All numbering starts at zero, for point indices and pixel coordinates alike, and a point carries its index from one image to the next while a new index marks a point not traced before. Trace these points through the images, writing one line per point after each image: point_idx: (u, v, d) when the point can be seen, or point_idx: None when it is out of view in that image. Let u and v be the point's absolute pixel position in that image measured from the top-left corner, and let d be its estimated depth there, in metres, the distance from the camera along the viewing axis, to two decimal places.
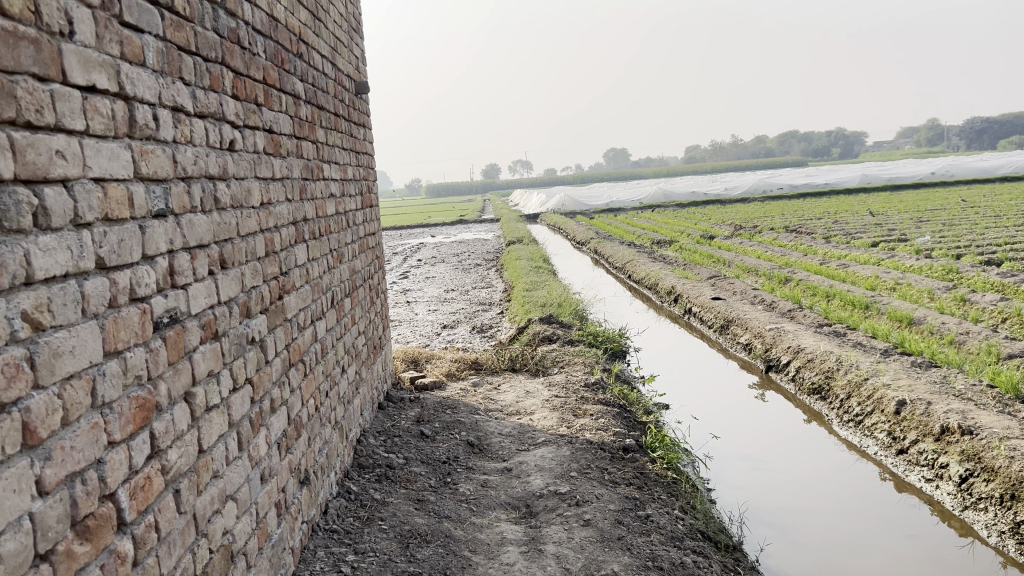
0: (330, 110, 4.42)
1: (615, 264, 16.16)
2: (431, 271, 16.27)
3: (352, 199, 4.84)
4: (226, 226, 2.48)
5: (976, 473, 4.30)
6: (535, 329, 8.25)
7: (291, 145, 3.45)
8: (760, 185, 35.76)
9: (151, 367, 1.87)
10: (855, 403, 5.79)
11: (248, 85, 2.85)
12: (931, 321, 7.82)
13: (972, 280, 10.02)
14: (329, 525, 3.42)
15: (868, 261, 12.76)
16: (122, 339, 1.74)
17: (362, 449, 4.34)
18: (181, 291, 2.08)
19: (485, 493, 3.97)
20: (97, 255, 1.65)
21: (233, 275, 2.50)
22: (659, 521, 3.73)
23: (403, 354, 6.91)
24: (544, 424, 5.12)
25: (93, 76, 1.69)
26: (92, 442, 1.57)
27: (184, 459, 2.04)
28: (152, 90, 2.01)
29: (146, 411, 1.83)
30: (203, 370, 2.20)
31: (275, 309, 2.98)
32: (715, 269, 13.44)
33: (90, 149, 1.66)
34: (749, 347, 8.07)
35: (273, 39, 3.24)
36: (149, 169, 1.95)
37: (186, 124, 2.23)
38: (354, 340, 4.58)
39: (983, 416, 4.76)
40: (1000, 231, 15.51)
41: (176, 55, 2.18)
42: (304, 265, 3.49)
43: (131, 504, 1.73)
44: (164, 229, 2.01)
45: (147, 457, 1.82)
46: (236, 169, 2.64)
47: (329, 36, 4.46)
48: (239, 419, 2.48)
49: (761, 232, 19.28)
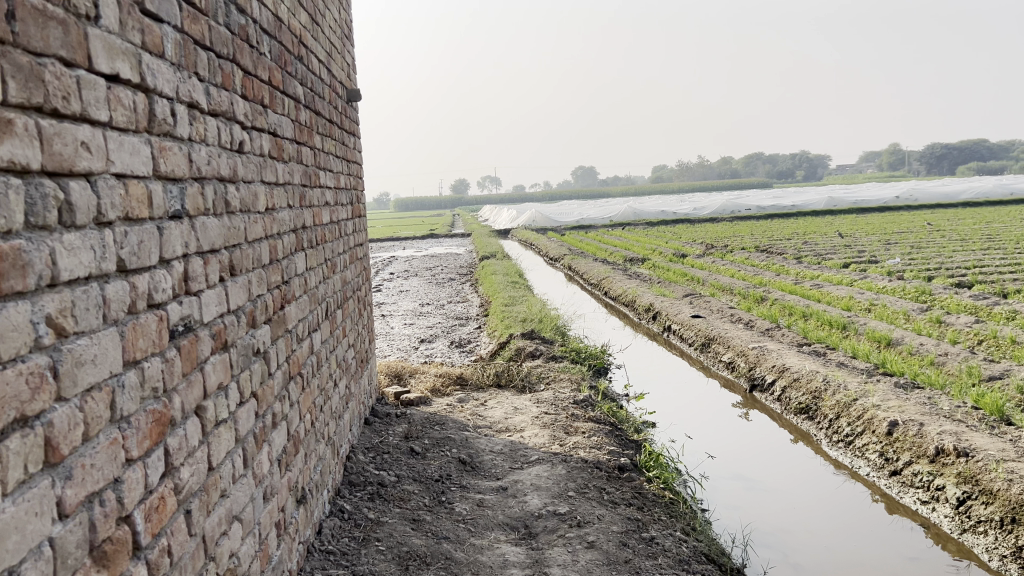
0: (325, 117, 4.30)
1: (590, 281, 16.11)
2: (405, 285, 16.10)
3: (344, 208, 4.70)
4: (235, 231, 2.35)
5: (974, 495, 4.29)
6: (518, 344, 8.15)
7: (292, 150, 3.33)
8: (729, 206, 36.10)
9: (166, 378, 1.74)
10: (845, 423, 5.76)
11: (256, 85, 2.73)
12: (910, 342, 7.84)
13: (945, 302, 10.09)
14: (325, 547, 3.28)
15: (841, 282, 12.86)
16: (140, 348, 1.61)
17: (352, 467, 4.20)
18: (194, 297, 1.96)
19: (482, 513, 3.84)
20: (118, 257, 1.53)
21: (241, 282, 2.37)
22: (664, 543, 3.65)
23: (386, 368, 6.77)
24: (535, 442, 5.01)
25: (116, 65, 1.57)
26: (111, 459, 1.45)
27: (195, 477, 1.91)
28: (171, 84, 1.89)
29: (161, 426, 1.70)
30: (213, 382, 2.08)
31: (277, 319, 2.85)
32: (689, 287, 13.44)
33: (113, 142, 1.54)
34: (732, 365, 8.04)
35: (278, 40, 3.12)
36: (166, 167, 1.83)
37: (201, 121, 2.11)
38: (345, 353, 4.44)
39: (977, 439, 4.75)
40: (966, 255, 15.71)
41: (192, 49, 2.06)
42: (302, 273, 3.36)
43: (146, 527, 1.60)
44: (180, 232, 1.89)
45: (161, 476, 1.69)
46: (245, 172, 2.52)
47: (325, 42, 4.35)
48: (244, 435, 2.36)
49: (733, 251, 19.36)
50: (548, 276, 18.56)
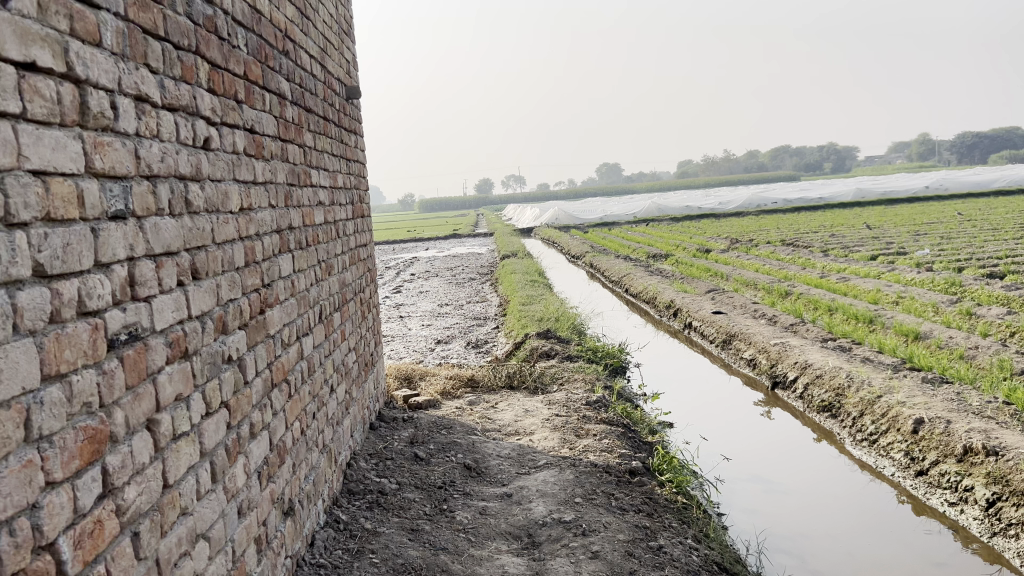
0: (318, 114, 4.16)
1: (611, 278, 15.92)
2: (425, 285, 15.99)
3: (342, 208, 4.57)
4: (199, 232, 2.22)
5: (1004, 497, 4.07)
6: (533, 344, 7.97)
7: (275, 148, 3.19)
8: (754, 199, 35.62)
9: (104, 393, 1.62)
10: (869, 421, 5.54)
11: (227, 80, 2.58)
12: (938, 336, 7.56)
13: (976, 293, 9.78)
14: (316, 560, 3.15)
15: (868, 275, 12.54)
16: (66, 360, 1.49)
17: (352, 474, 4.07)
18: (142, 304, 1.83)
19: (484, 522, 3.69)
20: (35, 261, 1.41)
21: (206, 287, 2.24)
22: (672, 553, 3.49)
23: (396, 370, 6.64)
24: (544, 445, 4.85)
25: (32, 52, 1.43)
26: (23, 484, 1.34)
27: (145, 496, 1.78)
28: (110, 75, 1.75)
29: (97, 444, 1.58)
30: (170, 394, 1.95)
31: (256, 324, 2.72)
32: (712, 282, 13.19)
33: (27, 136, 1.41)
34: (753, 363, 7.82)
35: (256, 33, 2.97)
36: (105, 164, 1.70)
37: (152, 116, 1.97)
38: (344, 357, 4.30)
39: (1008, 436, 4.52)
40: (999, 244, 15.26)
41: (141, 39, 1.92)
42: (289, 276, 3.23)
43: (75, 555, 1.48)
44: (123, 234, 1.75)
45: (98, 498, 1.57)
46: (212, 170, 2.39)
47: (318, 36, 4.20)
48: (213, 448, 2.23)
49: (758, 246, 19.01)
50: (570, 274, 18.37)
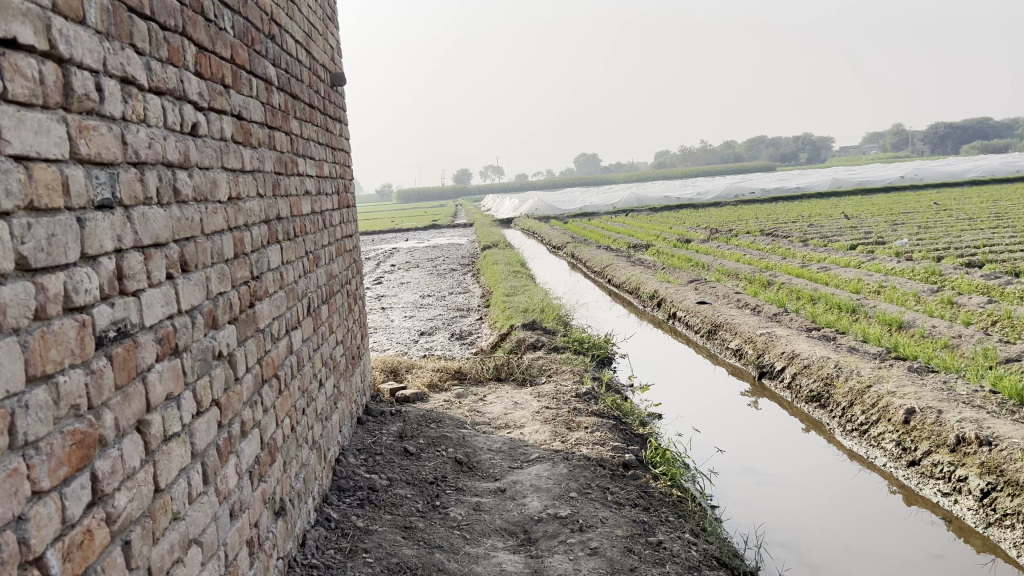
0: (304, 101, 4.04)
1: (593, 269, 15.86)
2: (407, 276, 15.83)
3: (328, 197, 4.45)
4: (187, 222, 2.11)
5: (998, 487, 4.05)
6: (519, 336, 7.88)
7: (262, 135, 3.07)
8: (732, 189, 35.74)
9: (94, 393, 1.52)
10: (859, 411, 5.52)
11: (213, 63, 2.46)
12: (922, 325, 7.57)
13: (956, 282, 9.82)
14: (308, 560, 3.06)
15: (848, 264, 12.56)
16: (52, 361, 1.38)
17: (341, 471, 3.97)
18: (131, 298, 1.72)
19: (478, 518, 3.61)
20: (17, 254, 1.31)
21: (195, 280, 2.14)
22: (671, 548, 3.43)
23: (381, 363, 6.54)
24: (535, 439, 4.78)
25: (12, 27, 1.33)
26: (8, 495, 1.24)
27: (136, 502, 1.68)
28: (95, 55, 1.63)
29: (86, 448, 1.48)
30: (160, 393, 1.85)
31: (246, 318, 2.62)
32: (694, 273, 13.18)
33: (8, 117, 1.30)
34: (740, 353, 7.79)
35: (242, 16, 2.85)
36: (91, 151, 1.59)
37: (139, 99, 1.86)
38: (332, 351, 4.19)
39: (1000, 426, 4.50)
40: (975, 234, 15.37)
41: (126, 18, 1.80)
42: (277, 268, 3.12)
43: (65, 567, 1.38)
44: (110, 223, 1.65)
45: (87, 505, 1.47)
46: (199, 157, 2.28)
47: (303, 21, 4.07)
48: (204, 449, 2.13)
49: (737, 236, 19.04)
50: (552, 265, 18.28)
